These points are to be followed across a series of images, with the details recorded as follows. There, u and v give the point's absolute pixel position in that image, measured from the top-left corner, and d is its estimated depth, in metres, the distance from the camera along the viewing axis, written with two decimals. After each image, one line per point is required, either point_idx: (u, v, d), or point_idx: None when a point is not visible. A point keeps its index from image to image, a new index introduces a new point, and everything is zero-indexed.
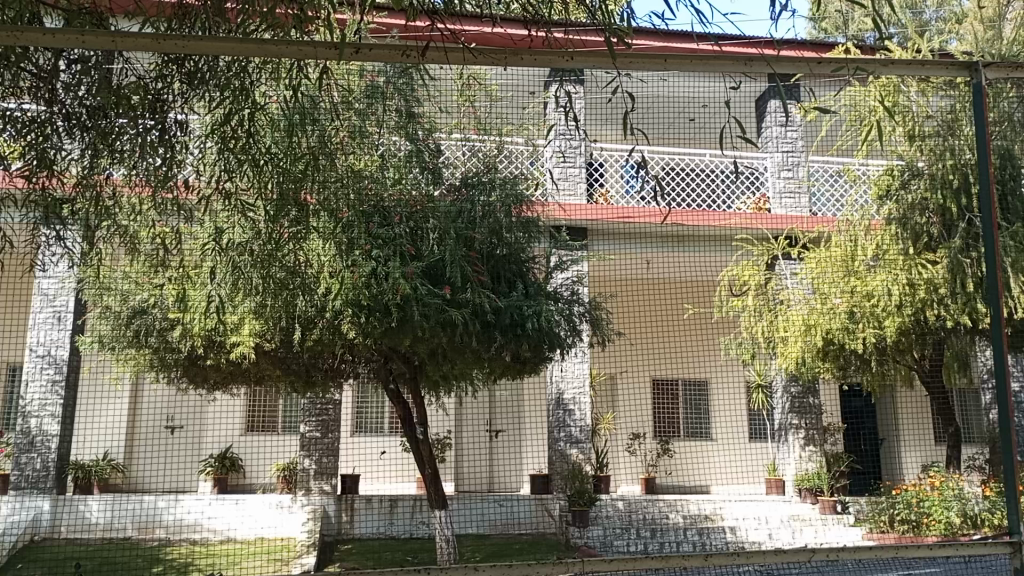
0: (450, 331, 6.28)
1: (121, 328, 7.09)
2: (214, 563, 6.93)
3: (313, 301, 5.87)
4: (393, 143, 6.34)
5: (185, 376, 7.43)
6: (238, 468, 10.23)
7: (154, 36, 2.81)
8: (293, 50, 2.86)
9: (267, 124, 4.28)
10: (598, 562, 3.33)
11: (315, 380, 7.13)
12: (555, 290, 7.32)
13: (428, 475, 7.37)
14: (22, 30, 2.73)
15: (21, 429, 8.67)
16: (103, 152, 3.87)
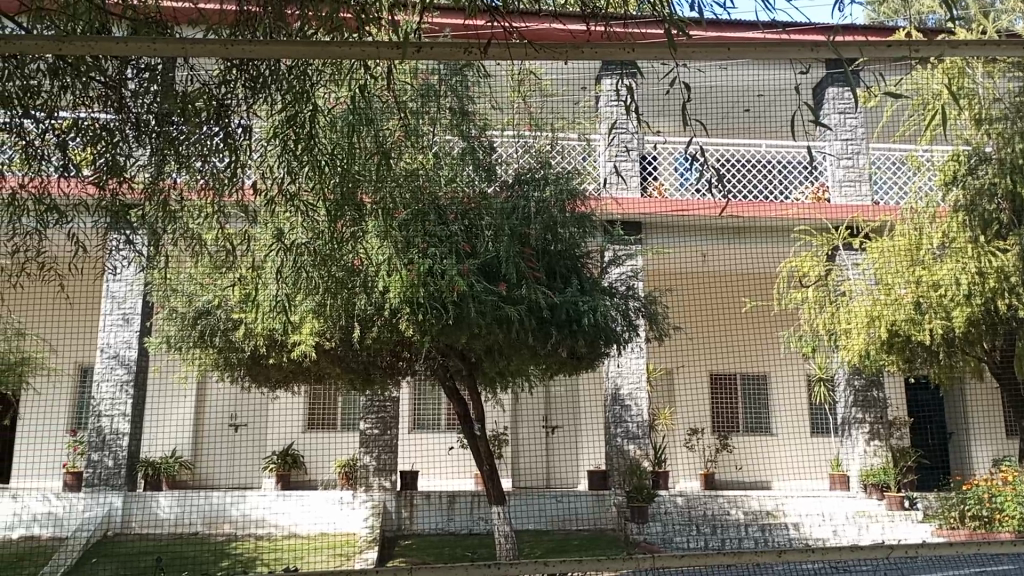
0: (506, 328, 6.28)
1: (187, 329, 7.26)
2: (279, 558, 7.07)
3: (372, 300, 5.93)
4: (447, 141, 6.42)
5: (249, 375, 7.59)
6: (300, 465, 10.24)
7: (221, 41, 2.86)
8: (356, 51, 2.89)
9: (326, 126, 4.33)
10: (670, 558, 3.29)
11: (374, 378, 7.22)
12: (610, 286, 7.28)
13: (486, 472, 7.37)
14: (97, 39, 2.80)
15: (93, 428, 8.98)
16: (169, 158, 3.98)
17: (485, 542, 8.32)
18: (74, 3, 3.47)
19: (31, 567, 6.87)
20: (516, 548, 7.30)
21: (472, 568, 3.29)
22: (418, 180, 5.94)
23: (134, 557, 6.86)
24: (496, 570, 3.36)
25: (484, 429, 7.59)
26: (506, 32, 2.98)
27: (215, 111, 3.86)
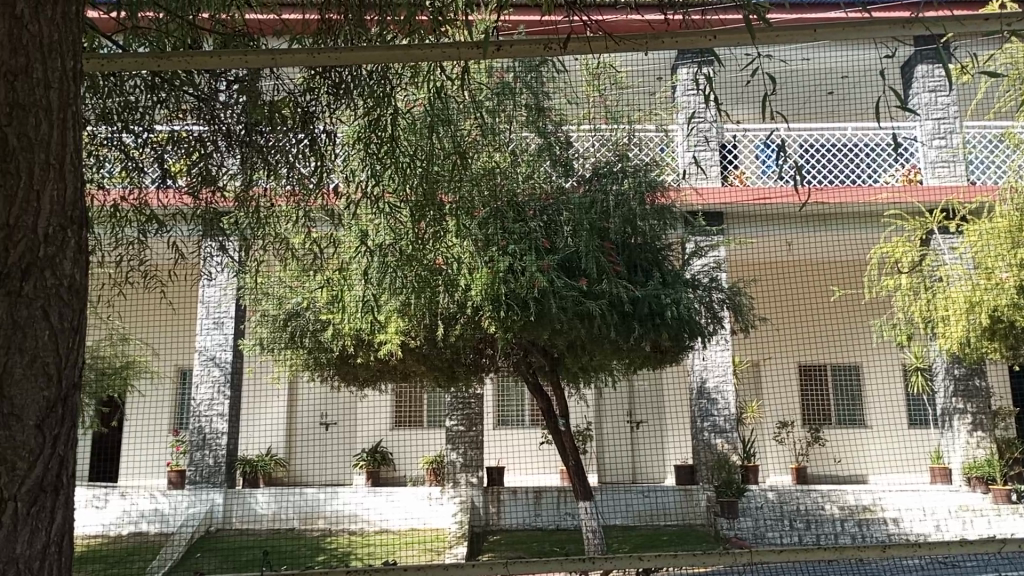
0: (588, 323, 6.22)
1: (279, 330, 7.52)
2: (371, 553, 7.26)
3: (454, 298, 6.00)
4: (524, 138, 6.47)
5: (338, 374, 7.78)
6: (389, 462, 10.64)
7: (309, 50, 2.92)
8: (438, 53, 2.94)
9: (407, 129, 4.41)
10: (768, 552, 3.22)
11: (458, 376, 7.30)
12: (693, 278, 7.13)
13: (572, 467, 7.38)
14: (192, 54, 2.91)
15: (194, 428, 9.34)
16: (258, 165, 4.12)
17: (573, 537, 8.32)
18: (168, 21, 3.64)
19: (141, 561, 7.20)
20: (604, 543, 7.26)
21: (566, 562, 3.29)
22: (495, 178, 5.98)
23: (234, 552, 7.10)
24: (590, 564, 3.36)
25: (570, 424, 7.59)
26: (583, 27, 2.98)
27: (301, 117, 3.98)
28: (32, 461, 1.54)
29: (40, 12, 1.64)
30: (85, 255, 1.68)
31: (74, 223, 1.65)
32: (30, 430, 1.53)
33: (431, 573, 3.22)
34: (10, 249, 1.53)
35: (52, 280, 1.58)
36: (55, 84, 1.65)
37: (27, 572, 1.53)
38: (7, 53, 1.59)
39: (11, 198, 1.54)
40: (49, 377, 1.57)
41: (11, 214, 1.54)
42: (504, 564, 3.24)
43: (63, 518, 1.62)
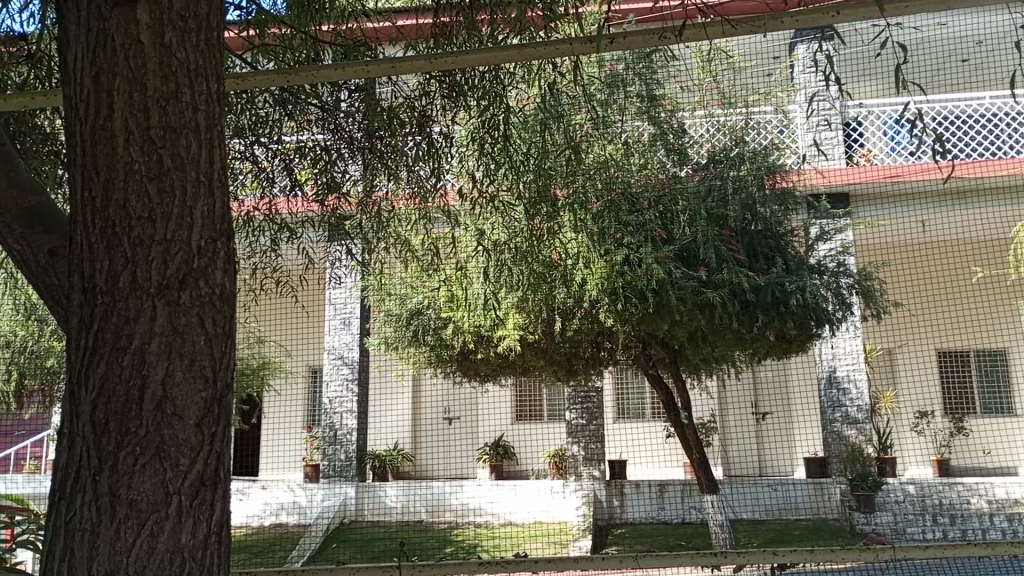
0: (709, 313, 6.11)
1: (402, 328, 7.77)
2: (498, 545, 7.53)
3: (572, 293, 6.03)
4: (636, 128, 6.39)
5: (460, 369, 7.95)
6: (512, 456, 10.64)
7: (426, 57, 2.98)
8: (550, 50, 2.93)
9: (522, 126, 4.46)
10: (913, 549, 3.07)
11: (577, 370, 7.32)
12: (818, 263, 6.85)
13: (696, 460, 7.31)
14: (318, 67, 3.03)
15: (327, 424, 9.74)
16: (378, 169, 4.25)
17: (699, 531, 8.19)
18: (291, 37, 3.82)
19: (281, 549, 7.59)
20: (734, 537, 7.12)
21: (698, 555, 3.21)
22: (608, 171, 5.87)
23: (368, 543, 7.36)
24: (722, 559, 3.30)
25: (693, 417, 7.48)
26: (696, 10, 2.89)
27: (418, 121, 4.12)
28: (194, 457, 1.61)
29: (186, 39, 1.75)
30: (232, 266, 1.77)
31: (223, 233, 1.74)
32: (191, 429, 1.61)
33: (562, 564, 3.24)
34: (168, 260, 1.62)
35: (205, 289, 1.66)
36: (202, 105, 1.75)
37: (192, 562, 1.60)
38: (160, 78, 1.69)
39: (167, 212, 1.64)
40: (206, 379, 1.65)
41: (168, 228, 1.64)
42: (635, 558, 3.19)
43: (221, 512, 1.68)
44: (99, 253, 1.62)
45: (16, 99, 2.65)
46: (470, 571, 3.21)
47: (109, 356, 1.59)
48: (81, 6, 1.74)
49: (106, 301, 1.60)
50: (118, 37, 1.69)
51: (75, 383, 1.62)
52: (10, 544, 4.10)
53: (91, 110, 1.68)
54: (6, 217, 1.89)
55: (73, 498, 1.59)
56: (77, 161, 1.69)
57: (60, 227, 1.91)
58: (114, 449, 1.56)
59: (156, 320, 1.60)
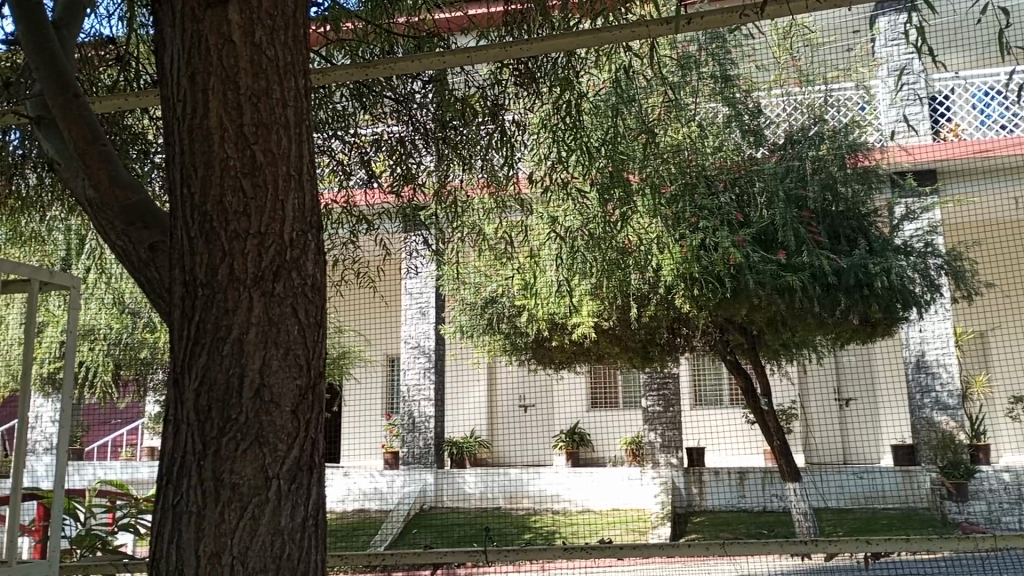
0: (789, 297, 5.99)
1: (477, 316, 7.81)
2: (575, 531, 7.74)
3: (647, 278, 5.98)
4: (711, 109, 6.25)
5: (535, 357, 7.98)
6: (588, 443, 10.75)
7: (501, 45, 2.98)
8: (627, 33, 2.89)
9: (595, 111, 4.43)
10: (1015, 539, 2.95)
11: (652, 357, 7.26)
12: (905, 243, 6.61)
13: (777, 448, 7.17)
14: (397, 60, 3.06)
15: (405, 412, 9.87)
16: (452, 160, 4.31)
17: (781, 519, 8.03)
18: (365, 31, 3.87)
19: (365, 534, 7.76)
20: (818, 526, 6.99)
21: (787, 543, 3.15)
22: (683, 155, 5.76)
23: (448, 529, 7.46)
24: (810, 548, 3.23)
25: (774, 404, 7.34)
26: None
27: (491, 110, 4.11)
28: (291, 443, 1.66)
29: (275, 37, 1.80)
30: (323, 258, 1.82)
31: (312, 226, 1.78)
32: (288, 416, 1.66)
33: (648, 551, 3.23)
34: (263, 253, 1.68)
35: (298, 280, 1.71)
36: (291, 102, 1.79)
37: (292, 544, 1.65)
38: (251, 76, 1.74)
39: (261, 207, 1.69)
40: (300, 367, 1.70)
41: (262, 221, 1.69)
42: (723, 545, 3.16)
43: (317, 496, 1.73)
44: (199, 248, 1.68)
45: (112, 100, 2.77)
46: (556, 557, 3.21)
47: (210, 346, 1.65)
48: (176, 8, 1.80)
49: (205, 293, 1.66)
50: (212, 38, 1.75)
51: (178, 371, 1.69)
52: (113, 527, 4.32)
53: (188, 109, 1.73)
54: (110, 213, 1.98)
55: (179, 483, 1.66)
56: (175, 159, 1.75)
57: (159, 222, 1.98)
58: (217, 436, 1.62)
59: (253, 311, 1.65)
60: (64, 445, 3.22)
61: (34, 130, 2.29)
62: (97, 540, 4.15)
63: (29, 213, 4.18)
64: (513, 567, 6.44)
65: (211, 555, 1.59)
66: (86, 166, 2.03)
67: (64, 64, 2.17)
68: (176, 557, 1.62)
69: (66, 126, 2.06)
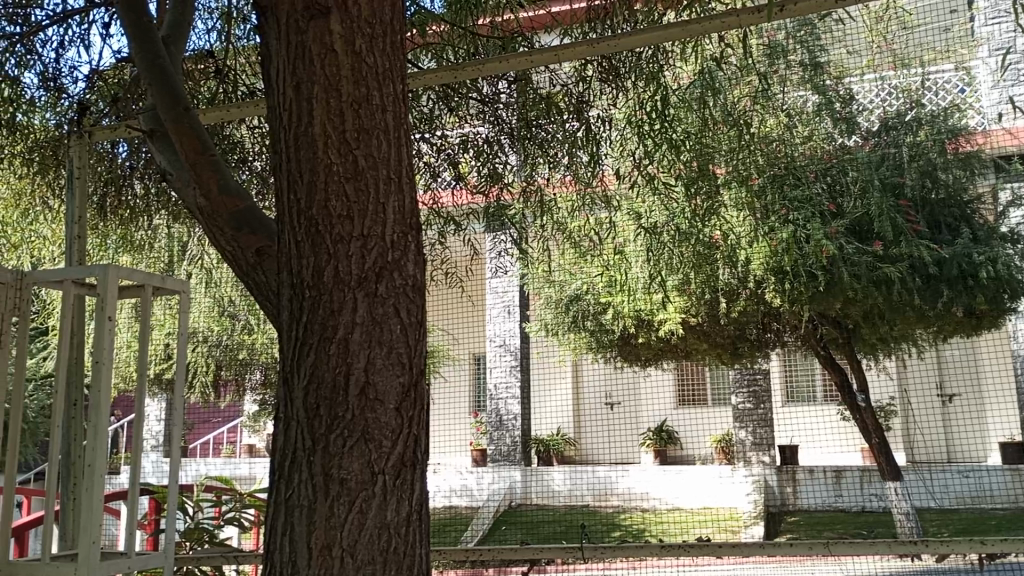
0: (886, 290, 5.80)
1: (562, 314, 7.79)
2: (665, 530, 7.93)
3: (735, 273, 5.89)
4: (800, 97, 6.06)
5: (621, 354, 7.96)
6: (676, 441, 10.58)
7: (588, 41, 2.97)
8: (718, 24, 2.85)
9: (680, 104, 4.37)
10: None
11: (742, 353, 7.11)
12: (1011, 231, 6.28)
13: (875, 445, 6.93)
14: (485, 60, 3.09)
15: (493, 410, 9.94)
16: (537, 157, 4.30)
17: (881, 519, 7.76)
18: (451, 34, 3.92)
19: (455, 531, 7.88)
20: (922, 526, 6.73)
21: (897, 544, 3.04)
22: (773, 147, 5.62)
23: (537, 526, 7.48)
24: (919, 548, 3.11)
25: (872, 401, 7.12)
26: None
27: (575, 107, 4.13)
28: (395, 440, 1.71)
29: (374, 45, 1.84)
30: (422, 258, 1.86)
31: (412, 228, 1.82)
32: (392, 413, 1.71)
33: (749, 551, 3.16)
34: (366, 254, 1.73)
35: (400, 281, 1.76)
36: (390, 106, 1.84)
37: (398, 538, 1.69)
38: (352, 83, 1.80)
39: (363, 210, 1.74)
40: (403, 365, 1.74)
41: (364, 224, 1.74)
42: (827, 545, 3.08)
43: (421, 492, 1.76)
44: (306, 251, 1.74)
45: (217, 112, 2.88)
46: (652, 555, 3.18)
47: (318, 346, 1.70)
48: (280, 21, 1.87)
49: (312, 295, 1.72)
50: (314, 48, 1.81)
51: (288, 370, 1.75)
52: (219, 521, 4.49)
53: (295, 118, 1.80)
54: (220, 220, 2.07)
55: (290, 477, 1.72)
56: (282, 167, 1.82)
57: (265, 226, 2.06)
58: (326, 432, 1.68)
59: (357, 312, 1.70)
60: (176, 441, 3.38)
61: (148, 144, 2.41)
62: (205, 534, 4.33)
63: (137, 222, 4.40)
64: (603, 564, 6.44)
65: (322, 548, 1.65)
66: (197, 176, 2.13)
67: (175, 79, 2.28)
68: (290, 548, 1.69)
69: (178, 138, 2.16)
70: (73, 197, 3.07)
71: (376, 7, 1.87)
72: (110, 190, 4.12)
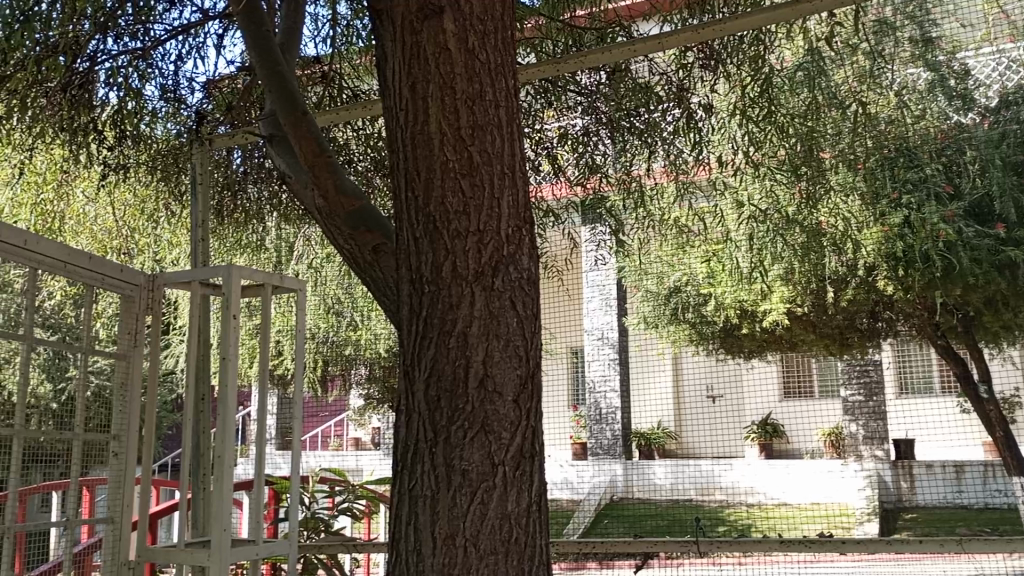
0: (1010, 275, 5.55)
1: (661, 306, 7.65)
2: (773, 526, 7.73)
3: (844, 260, 5.68)
4: (910, 76, 5.68)
5: (723, 346, 7.80)
6: (782, 435, 10.17)
7: (695, 27, 2.90)
8: (831, 2, 2.74)
9: (784, 87, 4.23)
10: None
11: (852, 343, 6.85)
12: None
13: (999, 438, 6.69)
14: (586, 52, 3.06)
15: (592, 404, 9.92)
16: (635, 148, 4.27)
17: (1009, 517, 7.32)
18: (548, 27, 3.91)
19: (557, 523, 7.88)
20: None
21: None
22: (882, 127, 5.35)
23: (640, 520, 7.41)
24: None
25: (995, 392, 6.85)
26: None
27: (676, 95, 4.04)
28: (514, 431, 1.73)
29: (486, 41, 1.88)
30: (536, 250, 1.87)
31: (526, 222, 1.84)
32: (511, 405, 1.73)
33: (876, 548, 3.04)
34: (482, 249, 1.76)
35: (515, 274, 1.78)
36: (503, 101, 1.87)
37: (519, 529, 1.71)
38: (466, 81, 1.83)
39: (479, 205, 1.78)
40: (520, 358, 1.76)
41: (480, 219, 1.77)
42: (959, 542, 2.94)
43: (540, 484, 1.78)
44: (424, 247, 1.78)
45: (327, 116, 2.97)
46: (771, 550, 3.12)
47: (438, 339, 1.74)
48: (395, 22, 1.91)
49: (431, 290, 1.76)
50: (429, 47, 1.85)
51: (409, 364, 1.79)
52: (333, 510, 4.63)
53: (411, 117, 1.84)
54: (337, 220, 2.13)
55: (413, 468, 1.75)
56: (399, 165, 1.86)
57: (381, 224, 2.12)
58: (447, 424, 1.71)
59: (475, 306, 1.73)
60: (296, 433, 3.52)
61: (267, 148, 2.51)
62: (320, 523, 4.48)
63: (250, 225, 4.59)
64: (709, 559, 6.37)
65: (446, 537, 1.68)
66: (315, 177, 2.20)
67: (292, 84, 2.36)
68: (414, 538, 1.72)
69: (298, 141, 2.24)
70: (196, 203, 3.23)
71: (487, 4, 1.90)
72: (225, 194, 4.30)
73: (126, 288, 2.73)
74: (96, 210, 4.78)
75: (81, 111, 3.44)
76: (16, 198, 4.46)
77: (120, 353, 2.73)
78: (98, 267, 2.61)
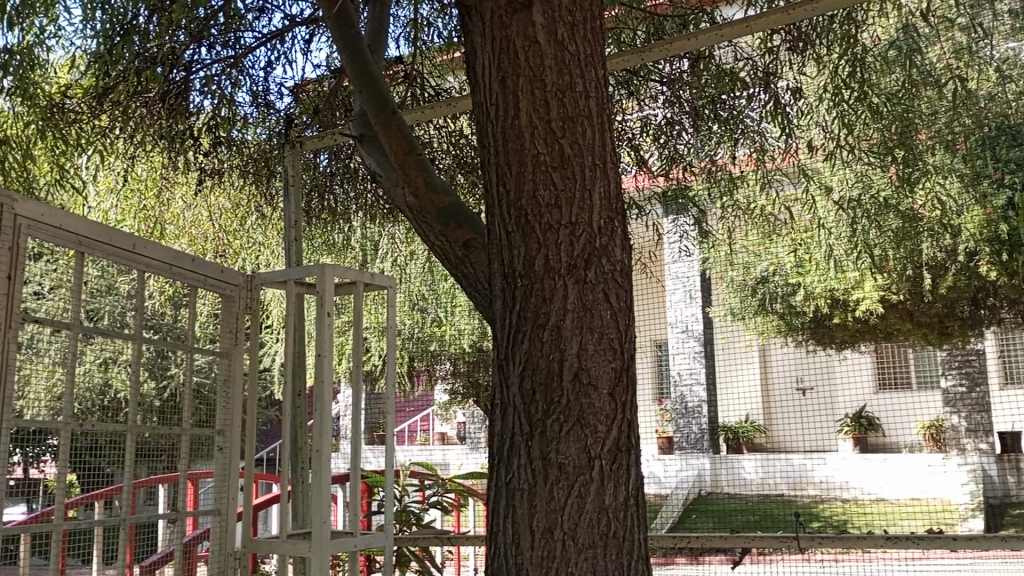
0: None
1: (747, 297, 7.50)
2: (870, 522, 7.53)
3: (941, 245, 5.44)
4: (1010, 49, 5.38)
5: (813, 338, 7.58)
6: (878, 427, 9.87)
7: (784, 8, 2.81)
8: None
9: (876, 67, 4.06)
10: None
11: (951, 331, 6.57)
12: None
13: None
14: (671, 39, 2.99)
15: (677, 397, 9.81)
16: (719, 136, 4.18)
17: None
18: (628, 15, 3.86)
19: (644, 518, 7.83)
20: None
21: None
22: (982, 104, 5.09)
23: (729, 515, 7.28)
24: None
25: None
26: None
27: (762, 79, 3.93)
28: (610, 425, 1.72)
29: (575, 32, 1.87)
30: (628, 241, 1.85)
31: (618, 214, 1.83)
32: (606, 398, 1.72)
33: (990, 544, 2.90)
34: (575, 241, 1.75)
35: (609, 266, 1.77)
36: (593, 92, 1.86)
37: (617, 523, 1.70)
38: (556, 73, 1.83)
39: (571, 197, 1.77)
40: (615, 351, 1.75)
41: (572, 212, 1.76)
42: None
43: (637, 477, 1.76)
44: (517, 241, 1.79)
45: (413, 114, 3.02)
46: (876, 546, 3.01)
47: (532, 333, 1.74)
48: (483, 17, 1.92)
49: (525, 284, 1.76)
50: (519, 41, 1.85)
51: (503, 357, 1.80)
52: (423, 502, 4.72)
53: (501, 111, 1.84)
54: (428, 217, 2.16)
55: (509, 461, 1.76)
56: (490, 160, 1.87)
57: (471, 220, 2.14)
58: (543, 417, 1.71)
59: (569, 298, 1.73)
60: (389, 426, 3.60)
61: (358, 148, 2.56)
62: (412, 516, 4.57)
63: (339, 224, 4.71)
64: (802, 555, 6.21)
65: (544, 531, 1.68)
66: (406, 174, 2.22)
67: (381, 84, 2.40)
68: (511, 531, 1.72)
69: (388, 140, 2.28)
70: (289, 203, 3.32)
71: None
72: (314, 195, 4.41)
73: (225, 288, 2.83)
74: (194, 214, 4.97)
75: (178, 119, 3.57)
76: (120, 205, 4.67)
77: (222, 352, 2.84)
78: (200, 268, 2.71)
